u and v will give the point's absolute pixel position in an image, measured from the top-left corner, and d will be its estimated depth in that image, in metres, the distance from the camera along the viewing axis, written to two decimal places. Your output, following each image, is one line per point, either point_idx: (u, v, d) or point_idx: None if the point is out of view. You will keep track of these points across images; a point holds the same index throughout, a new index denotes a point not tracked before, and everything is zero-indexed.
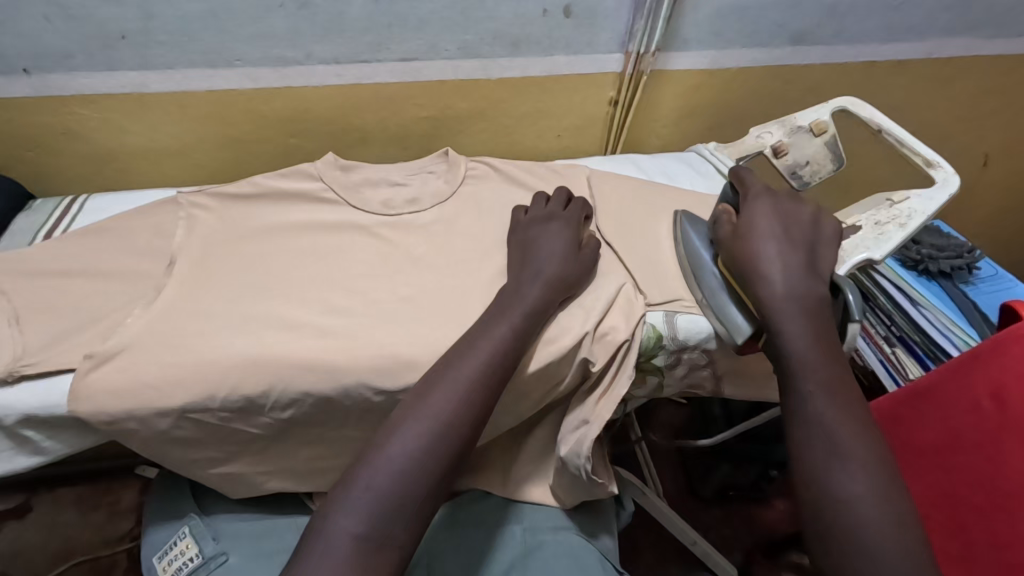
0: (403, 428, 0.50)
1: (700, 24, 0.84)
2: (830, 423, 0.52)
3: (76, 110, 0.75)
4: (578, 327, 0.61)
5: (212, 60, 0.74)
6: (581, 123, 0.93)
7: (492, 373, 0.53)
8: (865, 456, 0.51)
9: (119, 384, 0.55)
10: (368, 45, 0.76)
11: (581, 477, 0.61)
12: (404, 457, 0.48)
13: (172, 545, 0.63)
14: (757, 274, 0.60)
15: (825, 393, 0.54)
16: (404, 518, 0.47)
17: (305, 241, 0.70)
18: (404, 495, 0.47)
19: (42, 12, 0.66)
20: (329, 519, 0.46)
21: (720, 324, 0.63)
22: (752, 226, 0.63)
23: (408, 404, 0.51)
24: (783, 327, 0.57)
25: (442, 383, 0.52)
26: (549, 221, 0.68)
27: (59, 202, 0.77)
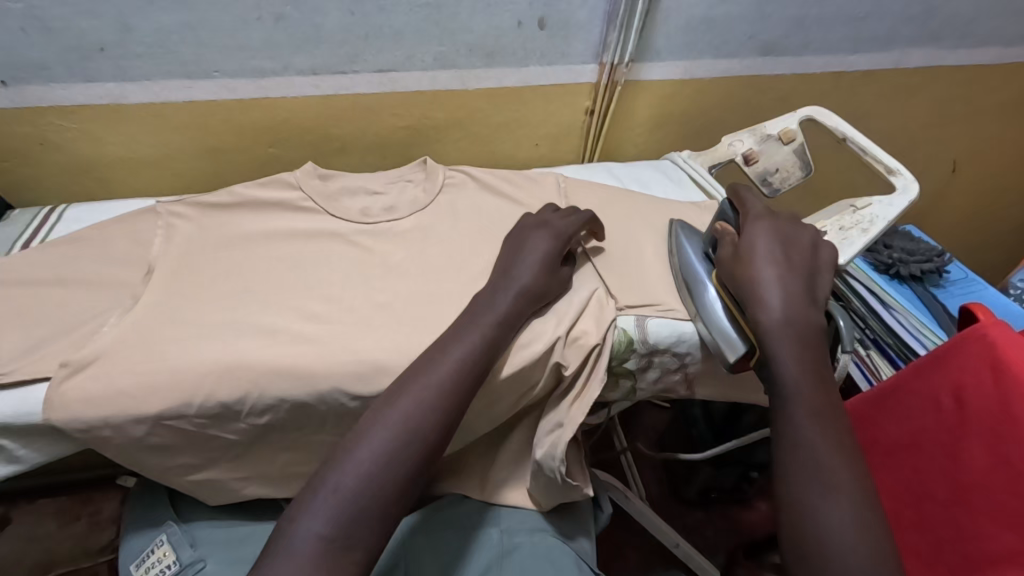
0: (375, 430, 0.51)
1: (672, 35, 0.86)
2: (813, 450, 0.51)
3: (55, 120, 0.76)
4: (549, 332, 0.63)
5: (190, 71, 0.75)
6: (558, 132, 0.95)
7: (464, 380, 0.54)
8: (846, 481, 0.49)
9: (93, 393, 0.55)
10: (344, 56, 0.78)
11: (557, 480, 0.62)
12: (371, 456, 0.49)
13: (149, 552, 0.64)
14: (758, 291, 0.59)
15: (813, 420, 0.53)
16: (374, 519, 0.48)
17: (281, 249, 0.71)
18: (373, 496, 0.48)
19: (20, 24, 0.67)
20: (297, 521, 0.47)
21: (716, 342, 0.63)
22: (751, 246, 0.63)
23: (377, 411, 0.52)
24: (774, 353, 0.56)
25: (414, 387, 0.53)
26: (540, 224, 0.70)
27: (37, 212, 0.77)
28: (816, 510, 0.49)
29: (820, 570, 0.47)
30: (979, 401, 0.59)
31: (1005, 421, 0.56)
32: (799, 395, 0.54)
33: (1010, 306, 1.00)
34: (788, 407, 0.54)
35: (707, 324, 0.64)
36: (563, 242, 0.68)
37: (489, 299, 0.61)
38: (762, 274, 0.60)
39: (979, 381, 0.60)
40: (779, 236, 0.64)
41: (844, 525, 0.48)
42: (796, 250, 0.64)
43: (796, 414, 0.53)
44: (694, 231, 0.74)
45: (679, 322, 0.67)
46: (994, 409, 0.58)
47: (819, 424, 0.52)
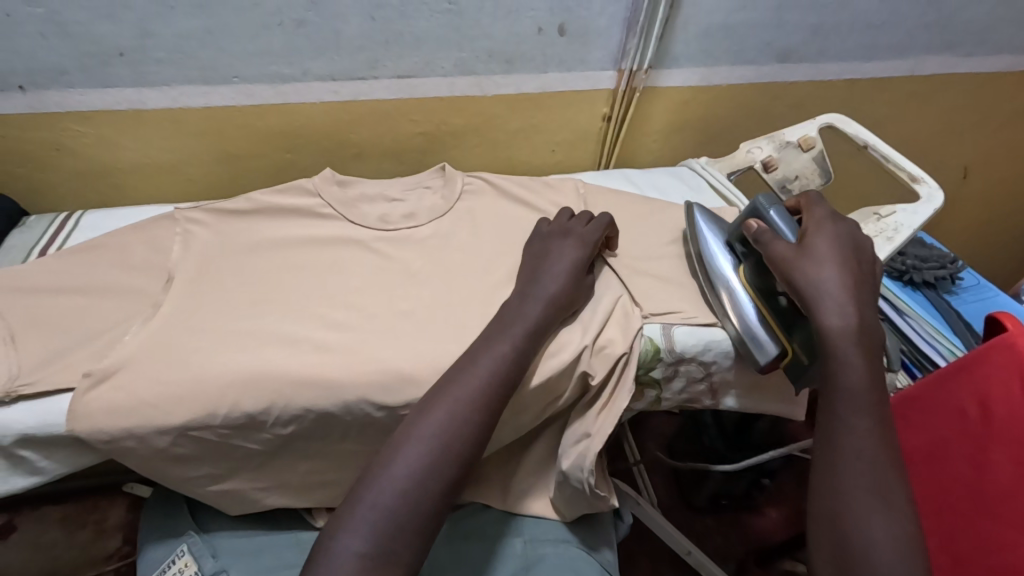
0: (409, 442, 0.50)
1: (690, 42, 0.86)
2: (859, 456, 0.50)
3: (72, 126, 0.75)
4: (577, 341, 0.62)
5: (209, 77, 0.74)
6: (574, 138, 0.94)
7: (496, 391, 0.54)
8: (886, 490, 0.49)
9: (116, 403, 0.55)
10: (363, 62, 0.77)
11: (584, 490, 0.61)
12: (406, 471, 0.49)
13: (169, 563, 0.62)
14: (820, 299, 0.56)
15: (863, 426, 0.51)
16: (411, 533, 0.47)
17: (301, 256, 0.70)
18: (409, 510, 0.48)
19: (39, 30, 0.66)
20: (334, 536, 0.47)
21: (749, 345, 0.63)
22: (816, 253, 0.59)
23: (410, 424, 0.52)
24: (837, 352, 0.54)
25: (447, 397, 0.53)
26: (565, 232, 0.69)
27: (53, 218, 0.76)
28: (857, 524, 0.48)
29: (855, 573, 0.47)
30: (1005, 411, 0.59)
31: None
32: (859, 406, 0.52)
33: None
34: (844, 415, 0.52)
35: (740, 326, 0.64)
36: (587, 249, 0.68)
37: (516, 309, 0.61)
38: (828, 280, 0.57)
39: (1008, 391, 0.59)
40: (845, 241, 0.61)
41: (883, 535, 0.47)
42: (859, 256, 0.61)
43: (848, 426, 0.51)
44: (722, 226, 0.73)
45: (706, 330, 0.66)
46: (1019, 418, 0.57)
47: (869, 431, 0.51)
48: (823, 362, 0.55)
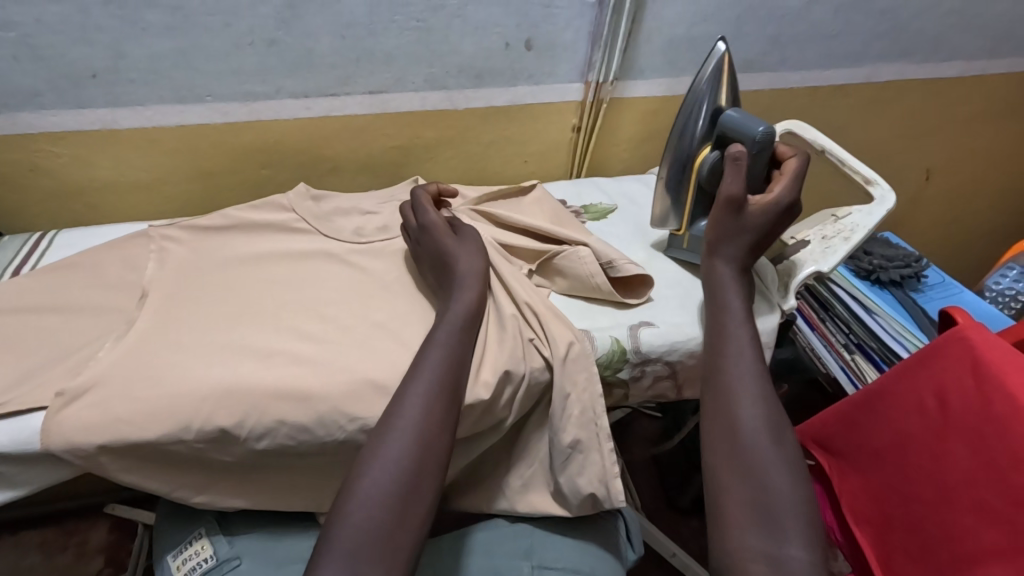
0: (378, 458, 0.52)
1: (654, 54, 0.89)
2: (737, 365, 0.57)
3: (45, 146, 0.75)
4: (503, 313, 0.65)
5: (182, 96, 0.75)
6: (546, 149, 0.96)
7: (443, 390, 0.56)
8: (757, 393, 0.55)
9: (90, 419, 0.55)
10: (336, 79, 0.79)
11: (598, 446, 0.62)
12: (378, 483, 0.51)
13: (188, 545, 0.64)
14: (727, 251, 0.64)
15: (741, 343, 0.59)
16: (377, 553, 0.48)
17: (276, 271, 0.72)
18: (371, 523, 0.49)
19: (11, 53, 0.68)
20: (320, 565, 0.48)
21: (662, 214, 0.76)
22: (752, 215, 0.63)
23: (377, 438, 0.54)
24: (724, 288, 0.63)
25: (406, 404, 0.55)
26: (428, 227, 0.70)
27: (29, 237, 0.77)
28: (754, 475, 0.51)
29: (738, 458, 0.52)
30: (963, 406, 0.61)
31: (988, 422, 0.59)
32: (737, 325, 0.60)
33: (985, 307, 1.04)
34: (731, 340, 0.59)
35: (665, 200, 0.75)
36: (463, 233, 0.70)
37: (449, 311, 0.63)
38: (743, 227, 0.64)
39: (962, 389, 0.62)
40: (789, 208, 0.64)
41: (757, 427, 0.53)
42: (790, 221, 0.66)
43: (733, 374, 0.57)
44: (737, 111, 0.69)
45: (670, 328, 0.69)
46: (978, 413, 0.60)
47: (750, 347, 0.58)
48: (714, 294, 0.64)
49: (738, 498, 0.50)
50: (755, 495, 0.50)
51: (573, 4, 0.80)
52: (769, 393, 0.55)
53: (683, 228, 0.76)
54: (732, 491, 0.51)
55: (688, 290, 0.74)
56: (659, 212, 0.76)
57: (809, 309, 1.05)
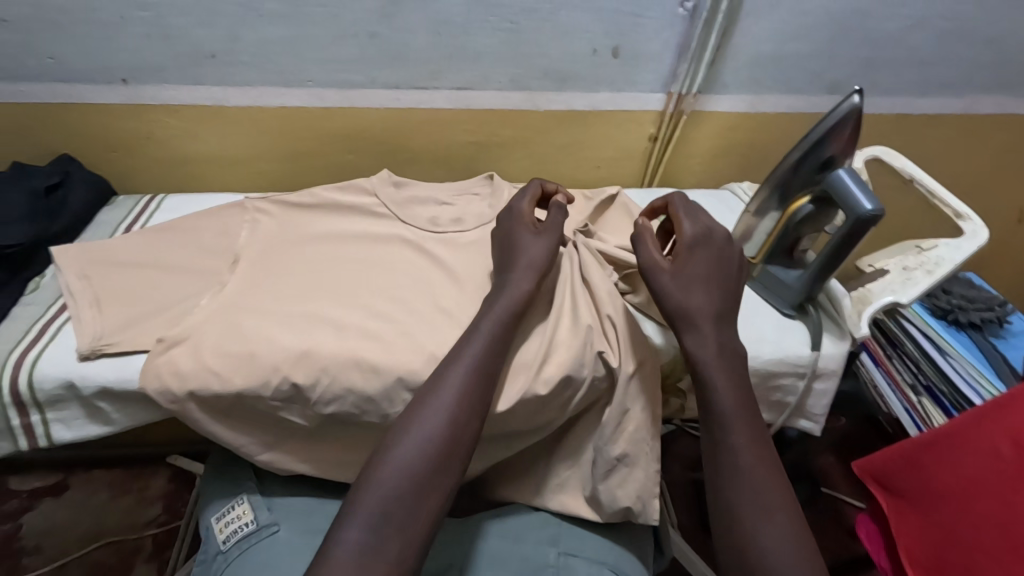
0: (408, 432, 0.54)
1: (740, 69, 0.88)
2: (743, 469, 0.52)
3: (162, 117, 0.82)
4: (579, 320, 0.66)
5: (286, 80, 0.81)
6: (620, 157, 0.97)
7: (475, 378, 0.57)
8: (770, 507, 0.50)
9: (183, 368, 0.60)
10: (426, 73, 0.82)
11: (641, 464, 0.64)
12: (400, 465, 0.52)
13: (229, 509, 0.66)
14: (693, 317, 0.58)
15: (750, 446, 0.53)
16: (399, 521, 0.50)
17: (354, 250, 0.76)
18: (398, 500, 0.51)
19: (144, 30, 0.74)
20: (342, 530, 0.50)
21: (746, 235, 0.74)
22: (682, 269, 0.60)
23: (399, 432, 0.55)
24: (712, 381, 0.56)
25: (443, 387, 0.56)
26: (515, 214, 0.73)
27: (139, 199, 0.84)
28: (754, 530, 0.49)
29: None
30: None
31: None
32: (731, 420, 0.55)
33: None
34: (726, 432, 0.54)
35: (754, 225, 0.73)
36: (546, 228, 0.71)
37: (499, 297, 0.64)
38: (698, 302, 0.59)
39: None
40: (716, 266, 0.62)
41: (774, 543, 0.48)
42: (726, 275, 0.62)
43: (739, 480, 0.52)
44: (851, 171, 0.63)
45: None
46: None
47: (752, 445, 0.53)
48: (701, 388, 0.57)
49: None
50: None
51: (664, 15, 0.80)
52: (776, 478, 0.52)
53: (758, 257, 0.74)
54: None
55: (752, 308, 0.73)
56: (739, 235, 0.75)
57: (875, 345, 1.00)
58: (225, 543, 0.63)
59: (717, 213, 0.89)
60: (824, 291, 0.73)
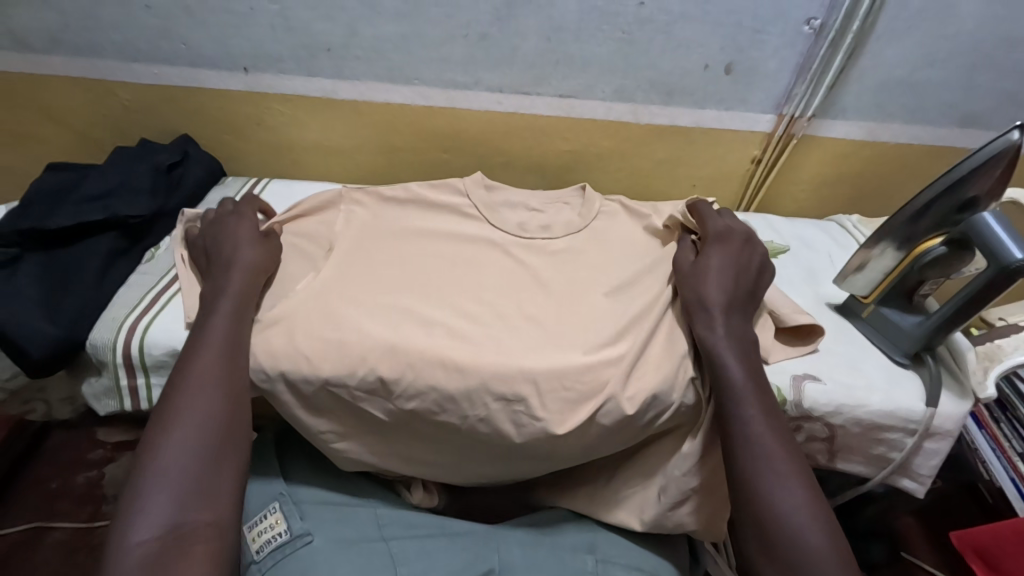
0: (178, 422, 0.53)
1: (862, 94, 0.83)
2: (754, 431, 0.55)
3: (275, 105, 0.86)
4: (675, 345, 0.65)
5: (394, 77, 0.82)
6: (719, 178, 0.92)
7: (229, 361, 0.59)
8: (783, 460, 0.53)
9: (277, 349, 0.62)
10: (530, 78, 0.82)
11: (713, 494, 0.64)
12: (169, 462, 0.51)
13: (261, 518, 0.65)
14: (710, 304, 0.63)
15: (759, 411, 0.56)
16: (190, 509, 0.49)
17: (444, 249, 0.76)
18: (183, 486, 0.50)
19: (270, 22, 0.78)
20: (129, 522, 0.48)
21: (856, 274, 0.70)
22: (708, 264, 0.66)
23: (156, 430, 0.53)
24: (720, 352, 0.59)
25: (195, 368, 0.57)
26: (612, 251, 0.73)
27: (246, 181, 0.88)
28: (770, 486, 0.52)
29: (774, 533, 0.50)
30: None
31: None
32: (743, 389, 0.57)
33: None
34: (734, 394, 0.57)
35: (866, 263, 0.69)
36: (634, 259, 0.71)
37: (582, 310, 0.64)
38: (711, 293, 0.63)
39: None
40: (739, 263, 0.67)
41: (792, 498, 0.51)
42: (750, 287, 0.66)
43: (757, 442, 0.54)
44: (996, 214, 0.58)
45: (841, 389, 0.63)
46: None
47: (761, 409, 0.56)
48: (709, 359, 0.60)
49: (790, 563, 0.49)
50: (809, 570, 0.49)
51: (787, 32, 0.76)
52: (784, 438, 0.54)
53: (870, 298, 0.69)
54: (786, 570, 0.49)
55: (859, 351, 0.67)
56: (852, 270, 0.71)
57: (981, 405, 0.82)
58: (258, 553, 0.63)
59: (822, 245, 0.83)
60: (945, 343, 0.67)
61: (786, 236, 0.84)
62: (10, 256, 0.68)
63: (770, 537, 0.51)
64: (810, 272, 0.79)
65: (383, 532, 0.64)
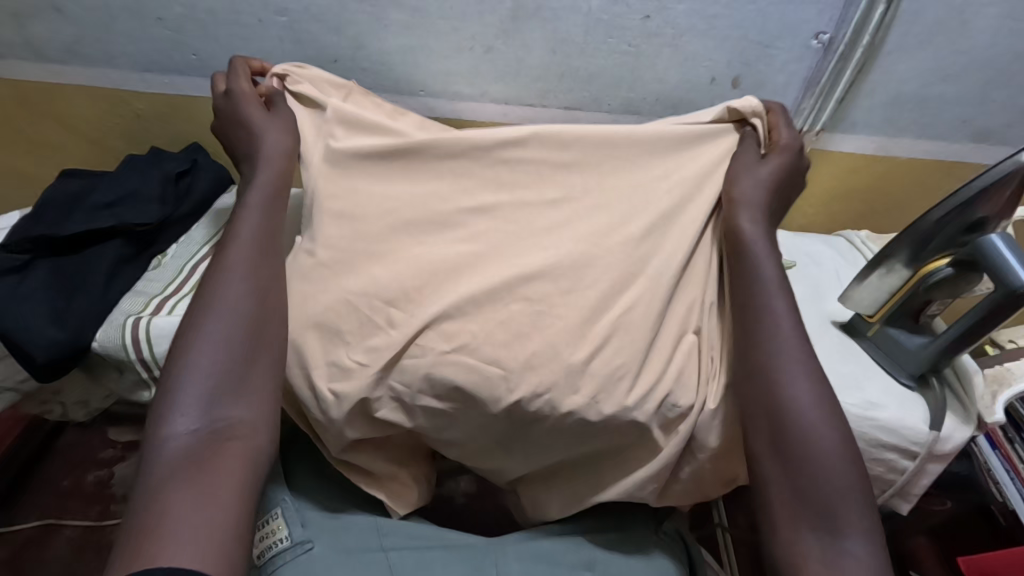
0: (211, 311, 0.55)
1: (872, 108, 0.82)
2: (778, 338, 0.55)
3: None
4: None
5: (400, 88, 0.83)
6: None
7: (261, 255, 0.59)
8: (803, 374, 0.54)
9: None
10: (536, 91, 0.82)
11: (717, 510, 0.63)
12: (208, 349, 0.53)
13: (263, 522, 0.65)
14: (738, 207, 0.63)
15: (787, 315, 0.57)
16: (223, 398, 0.52)
17: None
18: (216, 367, 0.52)
19: (279, 34, 0.79)
20: (169, 414, 0.50)
21: (859, 296, 0.68)
22: (740, 182, 0.64)
23: (194, 325, 0.54)
24: (751, 254, 0.60)
25: (232, 256, 0.58)
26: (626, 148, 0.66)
27: None
28: (786, 390, 0.53)
29: (788, 442, 0.52)
30: None
31: None
32: (772, 292, 0.58)
33: None
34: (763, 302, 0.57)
35: (869, 284, 0.67)
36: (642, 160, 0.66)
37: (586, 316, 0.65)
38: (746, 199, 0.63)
39: None
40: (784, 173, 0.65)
41: (805, 402, 0.53)
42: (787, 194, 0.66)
43: (783, 354, 0.55)
44: (1005, 236, 0.57)
45: (848, 408, 0.62)
46: None
47: (789, 311, 0.57)
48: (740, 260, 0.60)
49: (799, 469, 0.51)
50: (816, 480, 0.51)
51: (795, 45, 0.76)
52: (807, 351, 0.55)
53: (876, 317, 0.68)
54: (791, 480, 0.51)
55: (864, 371, 0.66)
56: (853, 291, 0.68)
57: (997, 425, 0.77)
58: (260, 557, 0.63)
59: (831, 261, 0.82)
60: (952, 366, 0.66)
61: (794, 252, 0.83)
62: (21, 262, 0.70)
63: (782, 444, 0.52)
64: (818, 289, 0.78)
65: (384, 541, 0.64)
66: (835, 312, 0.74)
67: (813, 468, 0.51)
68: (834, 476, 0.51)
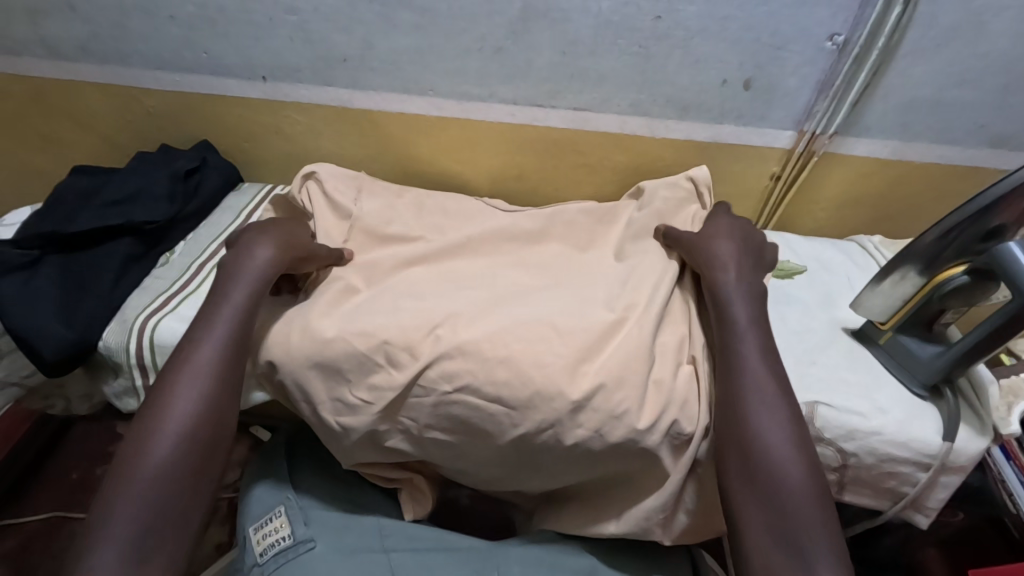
0: (169, 385, 0.54)
1: (887, 112, 0.80)
2: (751, 379, 0.56)
3: (292, 114, 0.87)
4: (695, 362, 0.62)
5: (409, 87, 0.83)
6: (737, 195, 0.91)
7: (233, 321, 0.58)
8: (776, 417, 0.54)
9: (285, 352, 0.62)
10: (545, 92, 0.82)
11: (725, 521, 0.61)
12: (156, 434, 0.52)
13: (266, 520, 0.65)
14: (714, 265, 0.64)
15: (759, 360, 0.57)
16: (164, 484, 0.50)
17: None
18: (161, 450, 0.51)
19: (288, 33, 0.79)
20: (109, 503, 0.49)
21: (871, 302, 0.68)
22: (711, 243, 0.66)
23: (155, 399, 0.54)
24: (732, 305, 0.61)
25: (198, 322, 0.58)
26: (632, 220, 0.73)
27: (263, 188, 0.89)
28: (758, 430, 0.53)
29: (762, 478, 0.52)
30: None
31: None
32: (749, 334, 0.59)
33: None
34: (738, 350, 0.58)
35: (881, 291, 0.66)
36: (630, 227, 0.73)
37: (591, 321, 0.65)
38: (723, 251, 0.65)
39: None
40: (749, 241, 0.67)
41: (776, 444, 0.53)
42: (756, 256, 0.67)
43: (756, 396, 0.55)
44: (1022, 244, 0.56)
45: (858, 416, 0.61)
46: None
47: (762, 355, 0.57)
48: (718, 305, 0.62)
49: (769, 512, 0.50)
50: (787, 517, 0.50)
51: (807, 48, 0.75)
52: (781, 396, 0.55)
53: (887, 324, 0.67)
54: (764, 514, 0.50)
55: (876, 379, 0.65)
56: (866, 297, 0.68)
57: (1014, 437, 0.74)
58: (262, 556, 0.63)
59: (842, 266, 0.81)
60: (966, 374, 0.64)
61: (805, 257, 0.82)
62: (30, 258, 0.69)
63: (757, 479, 0.52)
64: (830, 295, 0.77)
65: (386, 542, 0.64)
66: (848, 318, 0.73)
67: (785, 501, 0.50)
68: (802, 514, 0.49)
